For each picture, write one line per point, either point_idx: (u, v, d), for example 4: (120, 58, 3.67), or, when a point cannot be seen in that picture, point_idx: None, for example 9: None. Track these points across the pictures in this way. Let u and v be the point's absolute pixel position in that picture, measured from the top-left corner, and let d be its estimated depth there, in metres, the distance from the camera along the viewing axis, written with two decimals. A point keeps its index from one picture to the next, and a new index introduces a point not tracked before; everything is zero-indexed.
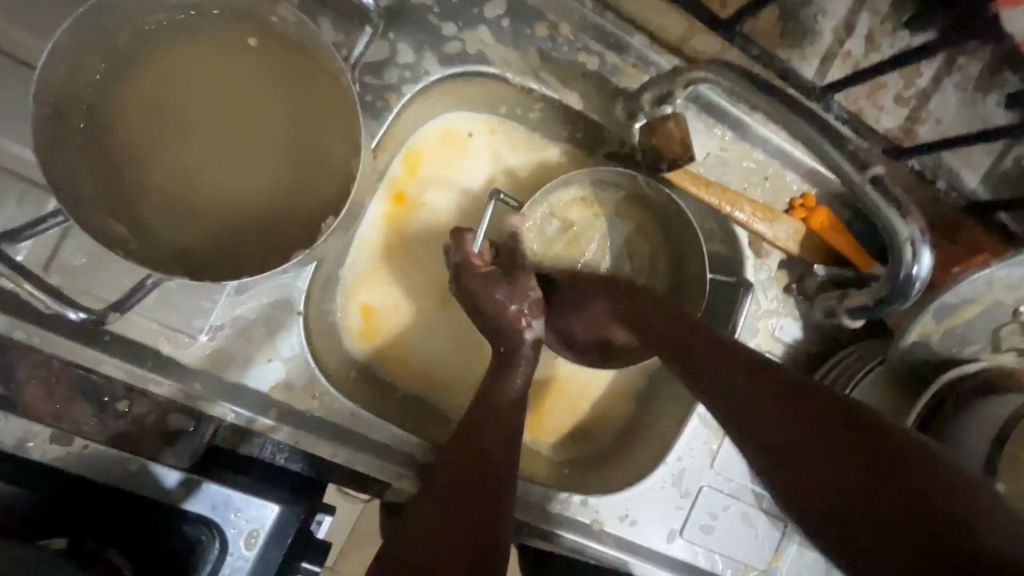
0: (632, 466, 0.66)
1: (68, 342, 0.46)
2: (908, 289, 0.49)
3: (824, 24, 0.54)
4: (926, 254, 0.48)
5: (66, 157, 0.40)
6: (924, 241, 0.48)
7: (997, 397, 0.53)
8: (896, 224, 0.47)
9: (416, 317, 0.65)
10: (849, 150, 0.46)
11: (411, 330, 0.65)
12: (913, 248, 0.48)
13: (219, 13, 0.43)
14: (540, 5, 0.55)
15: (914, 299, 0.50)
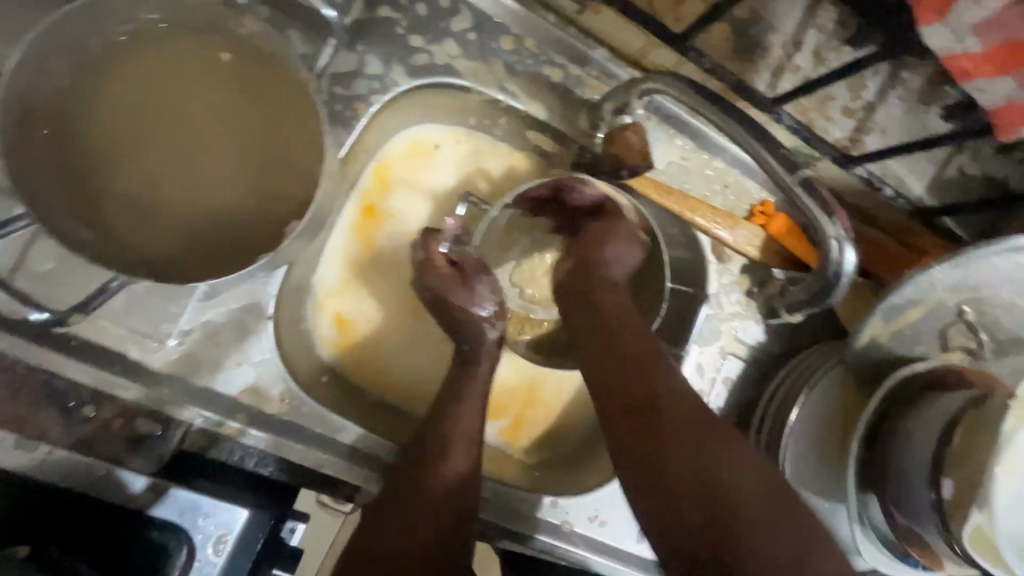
0: (601, 467, 0.67)
1: (33, 347, 0.46)
2: (837, 285, 0.51)
3: (775, 39, 0.57)
4: (851, 251, 0.49)
5: (32, 163, 0.41)
6: (850, 239, 0.49)
7: (943, 394, 0.56)
8: (823, 226, 0.49)
9: (387, 324, 0.66)
10: (781, 154, 0.48)
11: (383, 336, 0.66)
12: (839, 246, 0.49)
13: (188, 25, 0.44)
14: (504, 19, 0.57)
15: (844, 293, 0.52)
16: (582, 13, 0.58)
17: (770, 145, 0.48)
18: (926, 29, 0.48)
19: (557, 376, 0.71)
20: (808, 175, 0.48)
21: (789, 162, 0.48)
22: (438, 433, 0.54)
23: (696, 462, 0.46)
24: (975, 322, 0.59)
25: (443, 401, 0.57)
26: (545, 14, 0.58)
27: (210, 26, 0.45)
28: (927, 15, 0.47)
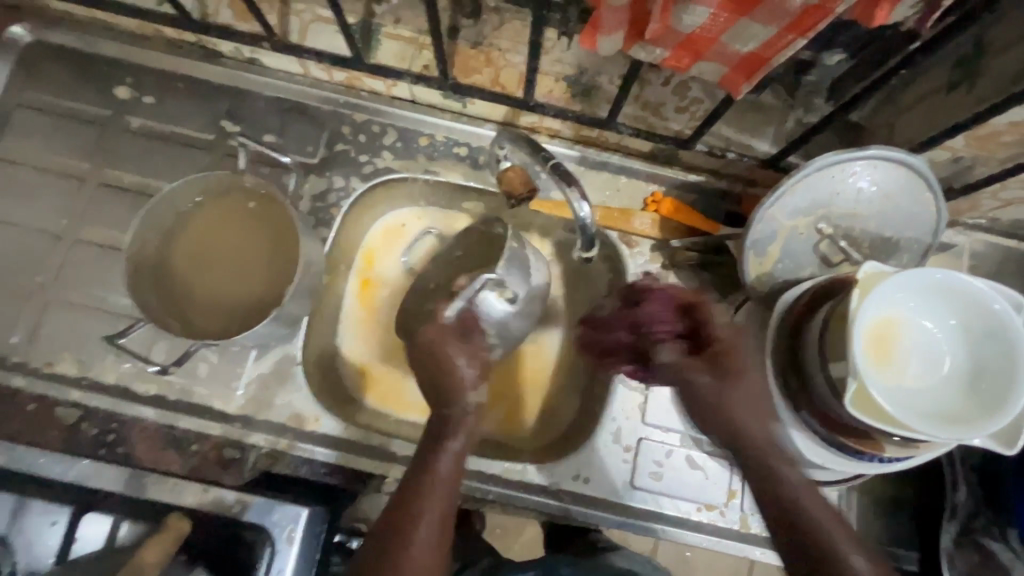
0: (581, 436, 0.80)
1: (161, 409, 0.73)
2: (585, 233, 0.65)
3: (601, 81, 0.75)
4: (588, 207, 0.63)
5: (148, 292, 0.70)
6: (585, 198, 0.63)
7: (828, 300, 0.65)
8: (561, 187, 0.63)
9: (400, 367, 0.82)
10: (542, 156, 0.66)
11: (401, 377, 0.81)
12: (578, 204, 0.63)
13: (218, 190, 0.73)
14: (418, 127, 0.82)
15: (595, 240, 0.66)
16: (466, 107, 0.81)
17: (540, 152, 0.67)
18: (742, 90, 0.57)
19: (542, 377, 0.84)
20: (555, 163, 0.64)
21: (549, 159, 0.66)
22: (440, 428, 0.63)
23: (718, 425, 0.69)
24: (842, 236, 0.69)
25: (426, 439, 0.63)
26: (444, 114, 0.82)
27: (233, 189, 0.73)
28: (735, 87, 0.57)
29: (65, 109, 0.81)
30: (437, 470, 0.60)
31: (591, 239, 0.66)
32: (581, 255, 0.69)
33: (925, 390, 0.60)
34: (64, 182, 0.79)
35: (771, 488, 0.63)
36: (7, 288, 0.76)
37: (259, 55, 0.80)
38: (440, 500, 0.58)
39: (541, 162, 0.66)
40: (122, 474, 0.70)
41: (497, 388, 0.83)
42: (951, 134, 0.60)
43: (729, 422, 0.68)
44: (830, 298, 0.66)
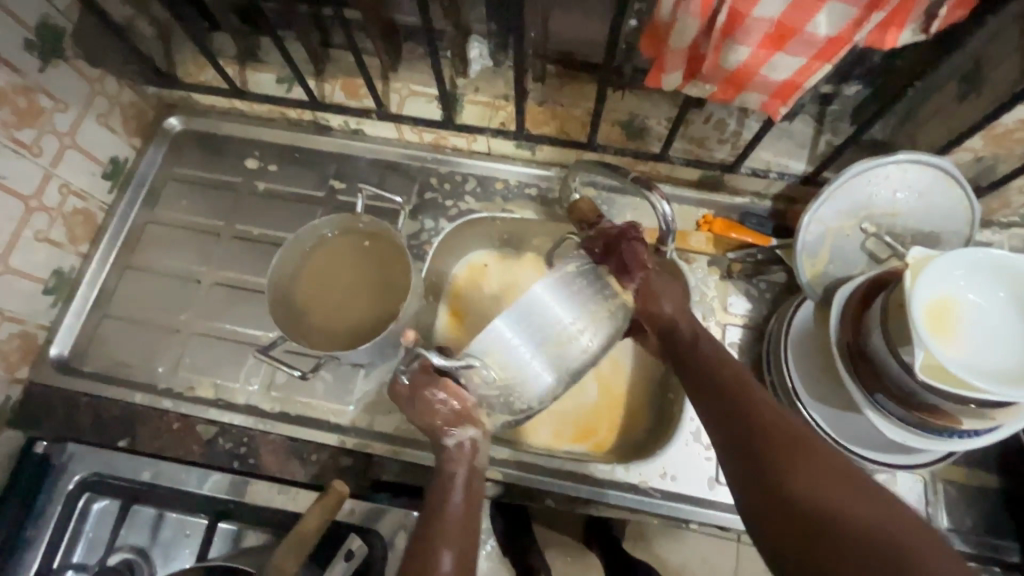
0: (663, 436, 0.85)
1: (285, 423, 0.83)
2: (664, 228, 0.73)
3: (652, 123, 0.89)
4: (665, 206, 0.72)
5: (280, 317, 0.82)
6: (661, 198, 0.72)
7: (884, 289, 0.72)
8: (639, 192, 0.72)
9: None
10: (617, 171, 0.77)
11: None
12: (656, 204, 0.72)
13: (337, 230, 0.86)
14: (494, 174, 0.97)
15: (674, 234, 0.74)
16: (535, 154, 0.95)
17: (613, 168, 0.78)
18: (781, 111, 0.69)
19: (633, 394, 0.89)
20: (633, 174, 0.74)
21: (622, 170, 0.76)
22: (444, 476, 0.65)
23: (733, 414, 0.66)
24: (885, 233, 0.77)
25: (432, 487, 0.66)
26: (516, 163, 0.97)
27: (349, 230, 0.87)
28: (773, 110, 0.69)
29: (203, 178, 0.98)
30: (448, 511, 0.64)
31: (670, 235, 0.74)
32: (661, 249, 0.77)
33: (986, 346, 0.65)
34: (204, 237, 0.95)
35: (789, 471, 0.59)
36: (158, 327, 0.89)
37: (364, 126, 0.97)
38: (462, 544, 0.62)
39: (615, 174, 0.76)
40: (229, 479, 0.82)
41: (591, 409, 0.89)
42: (969, 135, 0.70)
43: (776, 415, 0.63)
44: (884, 288, 0.72)
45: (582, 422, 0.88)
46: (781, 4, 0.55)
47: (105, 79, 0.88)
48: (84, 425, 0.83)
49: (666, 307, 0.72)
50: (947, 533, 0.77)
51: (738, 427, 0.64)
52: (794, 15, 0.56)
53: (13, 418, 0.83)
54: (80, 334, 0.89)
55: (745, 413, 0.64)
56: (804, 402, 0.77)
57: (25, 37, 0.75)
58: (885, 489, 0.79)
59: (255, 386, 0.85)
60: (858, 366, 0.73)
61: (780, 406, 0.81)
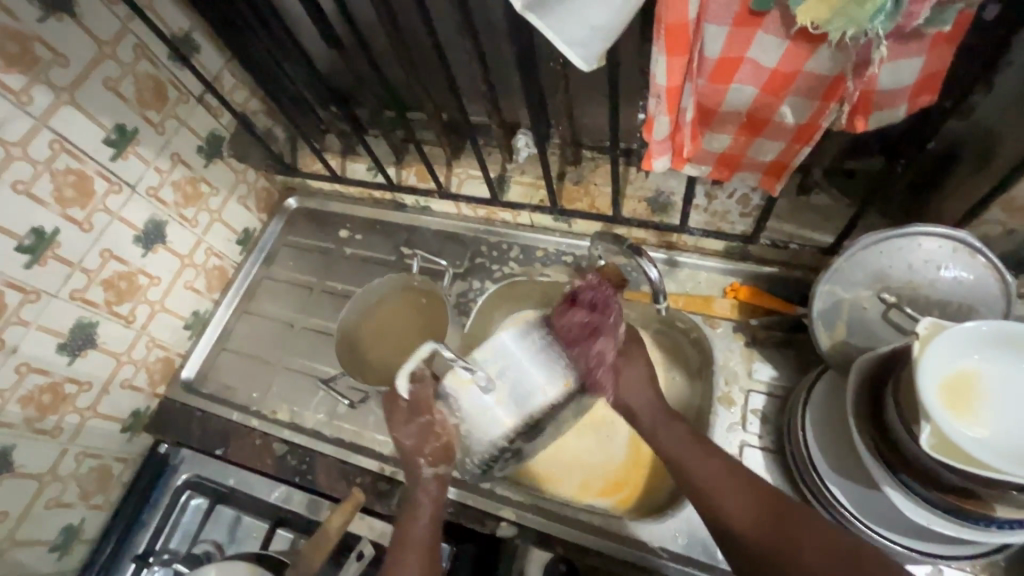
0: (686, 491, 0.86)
1: (341, 447, 0.97)
2: (657, 292, 0.84)
3: (674, 199, 0.98)
4: (652, 268, 0.82)
5: (344, 356, 0.99)
6: (649, 262, 0.83)
7: (900, 358, 0.70)
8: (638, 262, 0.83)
9: None
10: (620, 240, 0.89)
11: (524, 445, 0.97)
12: (645, 266, 0.83)
13: (396, 287, 1.03)
14: (535, 244, 1.10)
15: (667, 297, 0.84)
16: (571, 227, 1.07)
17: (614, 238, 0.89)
18: (777, 185, 0.73)
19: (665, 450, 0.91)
20: (633, 246, 0.84)
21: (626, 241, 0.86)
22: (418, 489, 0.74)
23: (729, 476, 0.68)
24: (905, 303, 0.76)
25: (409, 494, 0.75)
26: (555, 234, 1.09)
27: (407, 287, 1.03)
28: (770, 186, 0.74)
29: (306, 244, 1.23)
30: (421, 512, 0.73)
31: (663, 296, 0.84)
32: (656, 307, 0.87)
33: (1013, 425, 0.61)
34: (301, 291, 1.18)
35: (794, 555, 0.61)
36: (258, 359, 1.11)
37: (431, 203, 1.17)
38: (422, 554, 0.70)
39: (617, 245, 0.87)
40: (310, 498, 0.96)
41: (621, 463, 0.92)
42: (983, 206, 0.70)
43: (752, 506, 0.66)
44: (901, 361, 0.69)
45: (612, 477, 0.92)
46: (746, 99, 0.62)
47: (247, 170, 1.18)
48: (195, 434, 1.05)
49: (633, 372, 0.74)
50: None
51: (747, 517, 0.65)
52: (762, 109, 0.63)
53: (149, 423, 1.07)
54: (203, 362, 1.13)
55: (735, 521, 0.65)
56: (820, 474, 0.76)
57: (198, 144, 1.05)
58: None
59: (321, 414, 1.01)
60: (875, 438, 0.69)
61: (800, 477, 0.80)
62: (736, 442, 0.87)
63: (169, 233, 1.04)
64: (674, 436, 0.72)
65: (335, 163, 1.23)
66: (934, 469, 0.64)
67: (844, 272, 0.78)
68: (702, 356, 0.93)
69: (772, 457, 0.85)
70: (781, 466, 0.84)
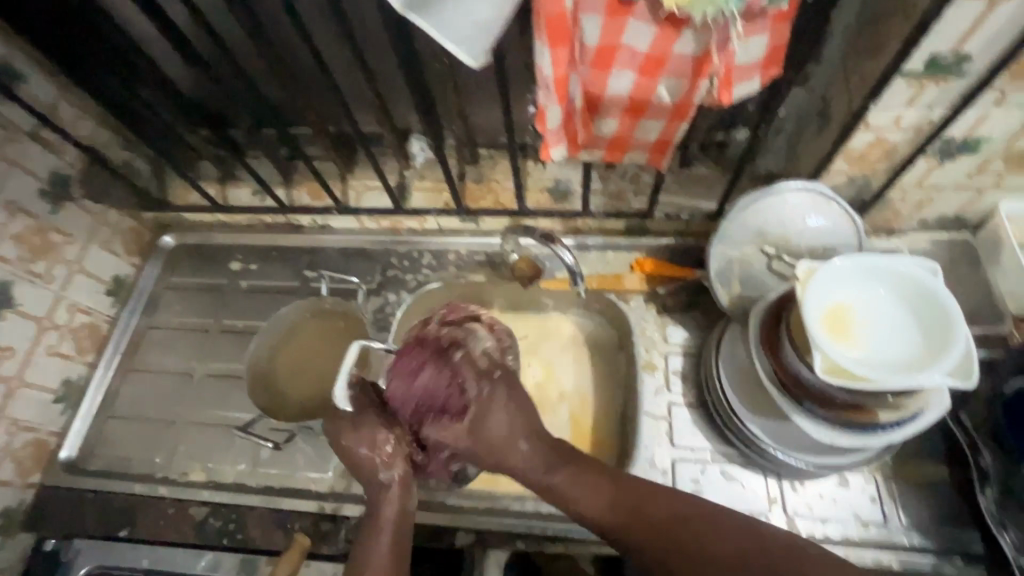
0: (627, 459, 0.90)
1: (270, 495, 0.89)
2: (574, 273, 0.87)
3: (573, 186, 1.02)
4: (566, 253, 0.86)
5: (259, 395, 0.91)
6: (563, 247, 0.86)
7: (788, 300, 0.79)
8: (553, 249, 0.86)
9: None
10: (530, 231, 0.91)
11: None
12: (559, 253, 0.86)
13: (306, 312, 0.97)
14: (447, 247, 1.08)
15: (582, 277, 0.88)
16: (479, 225, 1.08)
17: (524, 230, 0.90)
18: (664, 161, 0.79)
19: (602, 427, 0.96)
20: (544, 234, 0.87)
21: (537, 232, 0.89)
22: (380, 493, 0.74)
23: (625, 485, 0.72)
24: (783, 253, 0.86)
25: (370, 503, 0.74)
26: (464, 235, 1.08)
27: (318, 310, 0.97)
28: (658, 163, 0.80)
29: (192, 283, 1.11)
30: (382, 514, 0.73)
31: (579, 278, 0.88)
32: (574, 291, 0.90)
33: (881, 343, 0.71)
34: (195, 335, 1.06)
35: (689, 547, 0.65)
36: (155, 420, 0.99)
37: (330, 220, 1.11)
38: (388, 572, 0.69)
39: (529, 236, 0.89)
40: (242, 559, 0.87)
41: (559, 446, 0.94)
42: (830, 160, 0.81)
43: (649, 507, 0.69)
44: (789, 303, 0.78)
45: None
46: (626, 84, 0.67)
47: (108, 211, 1.04)
48: (89, 518, 0.92)
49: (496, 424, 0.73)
50: (905, 530, 0.80)
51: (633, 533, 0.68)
52: (641, 91, 0.68)
53: (27, 520, 0.92)
54: (87, 435, 0.99)
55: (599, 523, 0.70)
56: (739, 416, 0.84)
57: (39, 188, 0.92)
58: (838, 493, 0.83)
59: (242, 465, 0.92)
60: (780, 376, 0.77)
61: (723, 424, 0.87)
62: (664, 403, 0.92)
63: (17, 295, 0.89)
64: (554, 473, 0.72)
65: (214, 191, 1.12)
66: (828, 390, 0.72)
67: (730, 232, 0.87)
68: (623, 329, 0.98)
69: (696, 411, 0.91)
70: (706, 417, 0.91)
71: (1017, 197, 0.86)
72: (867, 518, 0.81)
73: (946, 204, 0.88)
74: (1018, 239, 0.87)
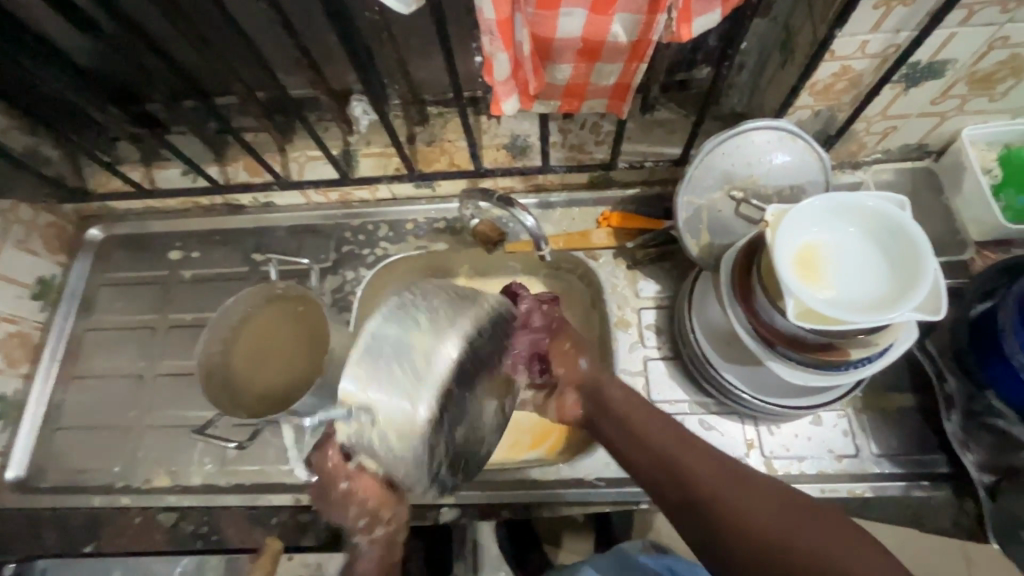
0: None
1: (241, 493, 0.86)
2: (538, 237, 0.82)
3: (531, 140, 0.96)
4: (529, 217, 0.81)
5: (215, 393, 0.85)
6: (524, 211, 0.81)
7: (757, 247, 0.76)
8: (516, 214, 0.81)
9: None
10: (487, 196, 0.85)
11: None
12: (521, 217, 0.81)
13: (254, 300, 0.89)
14: (404, 217, 1.02)
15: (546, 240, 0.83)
16: (436, 190, 1.01)
17: (482, 193, 0.84)
18: (625, 107, 0.74)
19: None
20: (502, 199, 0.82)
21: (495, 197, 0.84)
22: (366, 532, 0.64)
23: (694, 447, 0.60)
24: (751, 196, 0.83)
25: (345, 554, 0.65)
26: (421, 201, 1.02)
27: (269, 296, 0.90)
28: (619, 111, 0.75)
29: (129, 278, 1.02)
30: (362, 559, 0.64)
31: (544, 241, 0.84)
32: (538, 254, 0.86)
33: (854, 281, 0.70)
34: (140, 334, 0.98)
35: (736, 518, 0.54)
36: (109, 428, 0.93)
37: (273, 198, 1.02)
38: None
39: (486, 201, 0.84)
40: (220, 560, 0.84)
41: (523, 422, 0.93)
42: (795, 94, 0.77)
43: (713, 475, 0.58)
44: (759, 248, 0.76)
45: (539, 428, 0.93)
46: (578, 24, 0.60)
47: (18, 208, 0.93)
48: (53, 537, 0.87)
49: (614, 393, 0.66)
50: (876, 459, 0.82)
51: (644, 461, 0.61)
52: (595, 32, 0.62)
53: None
54: (35, 452, 0.92)
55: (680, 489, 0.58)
56: (714, 366, 0.83)
57: None
58: (813, 431, 0.84)
59: (209, 465, 0.88)
60: (752, 323, 0.75)
61: (698, 375, 0.87)
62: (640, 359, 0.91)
63: None
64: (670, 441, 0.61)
65: (138, 175, 1.02)
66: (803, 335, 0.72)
67: (697, 179, 0.83)
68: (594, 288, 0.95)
69: (672, 364, 0.91)
70: (682, 369, 0.90)
71: (980, 120, 0.84)
72: (840, 452, 0.83)
73: (911, 133, 0.86)
74: (980, 163, 0.86)
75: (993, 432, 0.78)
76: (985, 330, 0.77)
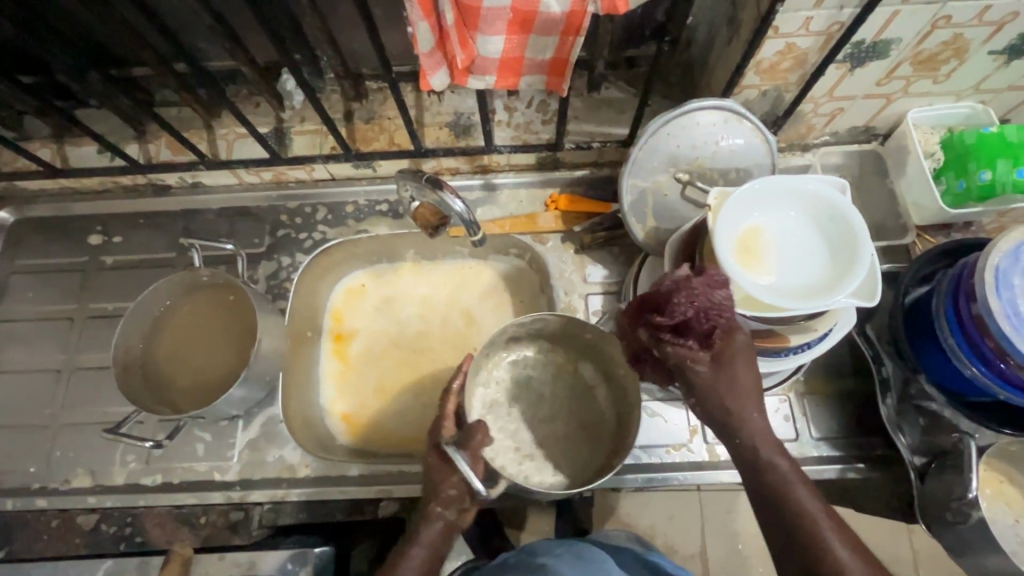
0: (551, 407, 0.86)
1: (167, 492, 0.82)
2: (468, 221, 0.79)
3: (475, 119, 0.91)
4: (456, 200, 0.77)
5: (134, 388, 0.80)
6: (451, 194, 0.77)
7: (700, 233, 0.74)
8: (443, 197, 0.77)
9: (384, 408, 0.88)
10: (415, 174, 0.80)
11: (383, 416, 0.88)
12: (449, 200, 0.77)
13: (176, 291, 0.84)
14: (344, 198, 0.97)
15: (477, 225, 0.80)
16: (376, 170, 0.96)
17: (414, 174, 0.80)
18: (564, 83, 0.69)
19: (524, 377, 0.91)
20: (431, 178, 0.78)
21: (420, 175, 0.80)
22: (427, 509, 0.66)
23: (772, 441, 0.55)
24: (697, 179, 0.80)
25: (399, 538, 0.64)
26: (361, 183, 0.97)
27: (192, 285, 0.85)
28: (558, 87, 0.70)
29: (42, 265, 0.95)
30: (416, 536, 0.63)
31: (475, 226, 0.80)
32: (473, 240, 0.83)
33: (796, 267, 0.68)
34: (55, 325, 0.91)
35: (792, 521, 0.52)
36: (22, 426, 0.86)
37: (201, 178, 0.95)
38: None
39: (417, 183, 0.79)
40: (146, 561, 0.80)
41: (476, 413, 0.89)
42: (740, 74, 0.75)
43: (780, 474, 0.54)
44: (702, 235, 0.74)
45: None
46: None
47: None
48: None
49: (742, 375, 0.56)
50: (816, 442, 0.83)
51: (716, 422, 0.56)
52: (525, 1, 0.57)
53: None
54: None
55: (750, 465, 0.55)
56: None
57: None
58: None
59: (132, 463, 0.83)
60: None
61: None
62: None
63: None
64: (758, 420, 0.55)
65: (48, 152, 0.94)
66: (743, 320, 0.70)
67: (642, 161, 0.80)
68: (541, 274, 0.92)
69: None
70: None
71: (924, 103, 0.84)
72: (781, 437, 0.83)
73: (857, 115, 0.85)
74: (924, 146, 0.86)
75: (925, 414, 0.78)
76: (921, 316, 0.78)
